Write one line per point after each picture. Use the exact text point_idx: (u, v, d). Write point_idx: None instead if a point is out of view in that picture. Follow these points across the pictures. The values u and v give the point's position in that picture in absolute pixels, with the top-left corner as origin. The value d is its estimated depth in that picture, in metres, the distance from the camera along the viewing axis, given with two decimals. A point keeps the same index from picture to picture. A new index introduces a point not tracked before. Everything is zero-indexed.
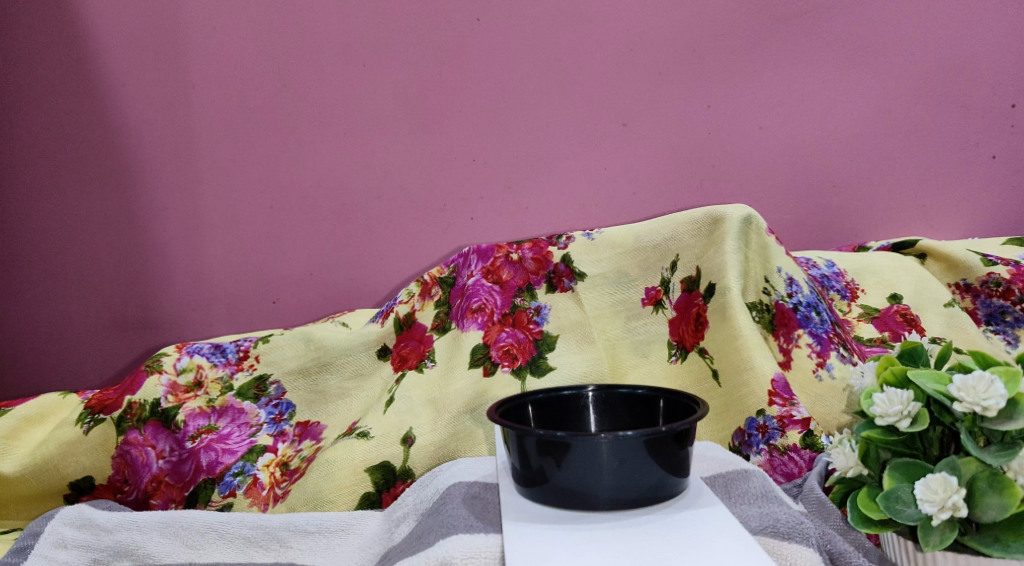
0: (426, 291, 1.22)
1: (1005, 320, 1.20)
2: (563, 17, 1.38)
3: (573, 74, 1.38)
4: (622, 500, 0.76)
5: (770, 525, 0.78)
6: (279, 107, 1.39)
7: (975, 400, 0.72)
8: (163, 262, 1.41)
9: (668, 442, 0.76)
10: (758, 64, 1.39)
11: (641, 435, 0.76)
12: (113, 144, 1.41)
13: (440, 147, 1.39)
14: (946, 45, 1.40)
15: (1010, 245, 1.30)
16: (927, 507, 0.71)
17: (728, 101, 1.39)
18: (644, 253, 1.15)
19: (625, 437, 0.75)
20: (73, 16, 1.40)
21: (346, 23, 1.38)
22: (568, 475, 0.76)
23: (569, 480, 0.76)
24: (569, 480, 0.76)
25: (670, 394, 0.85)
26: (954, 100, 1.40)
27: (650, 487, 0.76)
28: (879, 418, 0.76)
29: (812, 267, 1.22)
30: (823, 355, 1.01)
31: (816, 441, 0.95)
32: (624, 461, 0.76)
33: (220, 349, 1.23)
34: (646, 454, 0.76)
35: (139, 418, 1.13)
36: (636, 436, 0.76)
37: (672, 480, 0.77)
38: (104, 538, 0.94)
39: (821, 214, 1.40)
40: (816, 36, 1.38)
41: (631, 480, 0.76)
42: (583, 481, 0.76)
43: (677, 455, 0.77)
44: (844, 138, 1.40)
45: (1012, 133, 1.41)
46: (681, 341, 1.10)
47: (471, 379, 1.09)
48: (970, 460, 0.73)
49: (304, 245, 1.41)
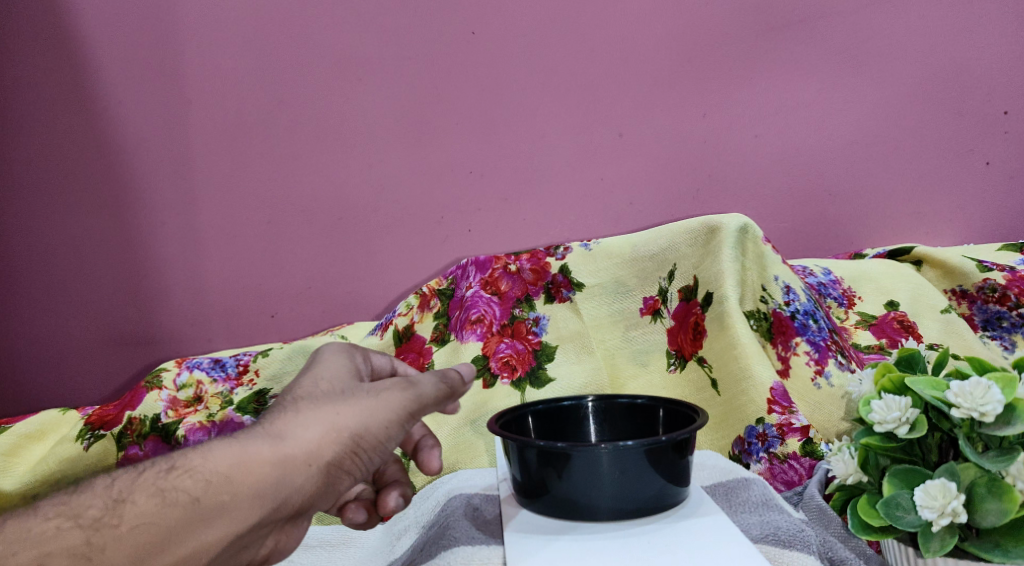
0: (425, 303, 1.20)
1: (1002, 326, 1.20)
2: (558, 30, 1.39)
3: (569, 84, 1.39)
4: (621, 510, 0.76)
5: (771, 533, 0.79)
6: (276, 122, 1.40)
7: (972, 406, 0.73)
8: (160, 279, 1.42)
9: (668, 452, 0.77)
10: (753, 73, 1.39)
11: (642, 445, 0.76)
12: (113, 160, 1.41)
13: (437, 160, 1.40)
14: (941, 53, 1.41)
15: (1006, 251, 1.31)
16: (927, 513, 0.72)
17: (724, 110, 1.40)
18: (642, 263, 1.16)
19: (627, 446, 0.75)
20: (72, 33, 1.40)
21: (342, 36, 1.39)
22: (568, 485, 0.76)
23: (570, 491, 0.76)
24: (570, 490, 0.76)
25: (670, 403, 0.85)
26: (948, 107, 1.41)
27: (651, 498, 0.76)
28: (878, 425, 0.77)
29: (809, 275, 1.23)
30: (821, 363, 1.02)
31: (815, 448, 0.96)
32: (624, 471, 0.76)
33: (220, 363, 1.21)
34: (646, 463, 0.76)
35: (139, 434, 1.14)
36: (636, 446, 0.76)
37: (673, 490, 0.77)
38: None
39: (817, 222, 1.41)
40: (810, 46, 1.40)
41: (631, 489, 0.76)
42: (584, 492, 0.76)
43: (677, 464, 0.77)
44: (839, 146, 1.40)
45: (1006, 138, 1.42)
46: (681, 350, 1.11)
47: (471, 391, 1.10)
48: (969, 466, 0.74)
49: (303, 259, 1.41)
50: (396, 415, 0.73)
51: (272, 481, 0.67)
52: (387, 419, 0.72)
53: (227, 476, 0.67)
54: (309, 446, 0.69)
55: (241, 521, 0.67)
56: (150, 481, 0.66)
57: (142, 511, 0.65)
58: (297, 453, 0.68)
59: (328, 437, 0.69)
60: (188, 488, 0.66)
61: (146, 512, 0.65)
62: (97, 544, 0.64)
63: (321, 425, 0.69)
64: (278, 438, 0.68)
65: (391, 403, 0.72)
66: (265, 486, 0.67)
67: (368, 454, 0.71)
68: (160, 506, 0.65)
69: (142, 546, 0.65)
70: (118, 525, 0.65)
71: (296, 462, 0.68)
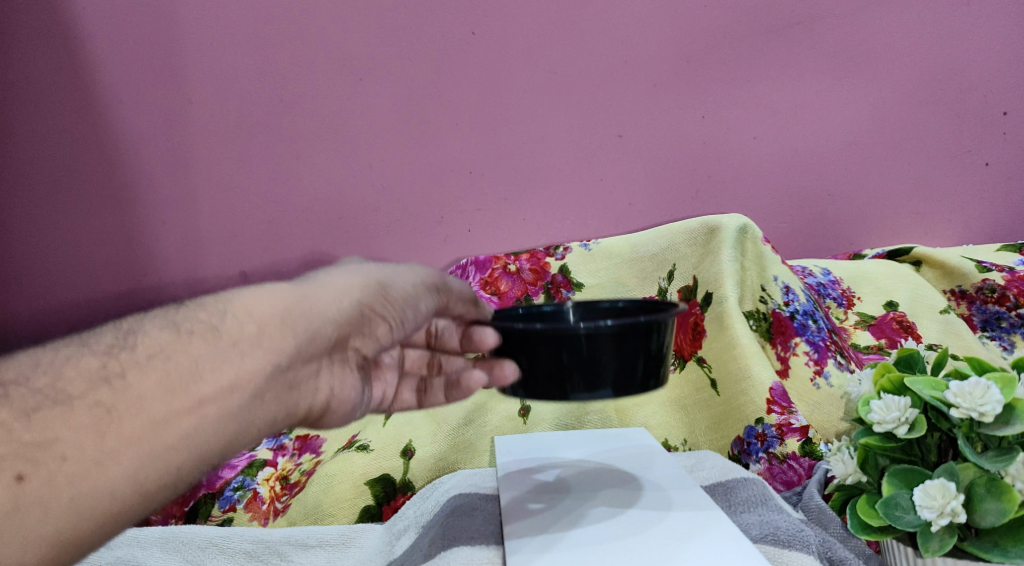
0: None
1: (1001, 326, 1.20)
2: (557, 32, 1.38)
3: (568, 85, 1.39)
4: (603, 388, 0.85)
5: (770, 533, 0.79)
6: (276, 123, 1.40)
7: (972, 406, 0.75)
8: (160, 277, 1.44)
9: (640, 331, 0.84)
10: (752, 74, 1.38)
11: (615, 327, 0.83)
12: (113, 159, 1.42)
13: (437, 160, 1.40)
14: (940, 54, 1.39)
15: (1005, 252, 1.31)
16: (927, 513, 0.74)
17: (724, 111, 1.39)
18: (642, 263, 1.16)
19: (576, 336, 0.84)
20: (71, 33, 1.40)
21: (341, 37, 1.38)
22: (554, 372, 0.85)
23: (536, 378, 0.87)
24: (556, 375, 0.85)
25: (647, 300, 0.93)
26: (947, 108, 1.41)
27: (629, 376, 0.85)
28: (878, 425, 0.79)
29: (807, 276, 1.22)
30: (821, 363, 1.02)
31: (815, 448, 0.96)
32: (601, 350, 0.84)
33: None
34: (621, 342, 0.84)
35: None
36: (610, 328, 0.83)
37: (648, 370, 0.86)
38: (107, 554, 0.95)
39: (816, 223, 1.42)
40: (809, 47, 1.38)
41: (605, 367, 0.85)
42: (568, 379, 0.85)
43: (650, 346, 0.85)
44: (838, 146, 1.40)
45: (1004, 139, 1.41)
46: (681, 351, 1.10)
47: None
48: (968, 466, 0.76)
49: (301, 258, 1.42)
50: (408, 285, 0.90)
51: (306, 314, 0.83)
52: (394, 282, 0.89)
53: (251, 310, 0.82)
54: (327, 292, 0.85)
55: (280, 346, 0.82)
56: (166, 318, 0.82)
57: (161, 337, 0.80)
58: (319, 296, 0.85)
59: (347, 287, 0.86)
60: (208, 319, 0.81)
61: (166, 339, 0.80)
62: (118, 368, 0.79)
63: (341, 275, 0.87)
64: (295, 285, 0.85)
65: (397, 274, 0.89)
66: (291, 317, 0.83)
67: (377, 312, 0.88)
68: (180, 332, 0.81)
69: (179, 370, 0.79)
70: (140, 351, 0.80)
71: (322, 300, 0.85)
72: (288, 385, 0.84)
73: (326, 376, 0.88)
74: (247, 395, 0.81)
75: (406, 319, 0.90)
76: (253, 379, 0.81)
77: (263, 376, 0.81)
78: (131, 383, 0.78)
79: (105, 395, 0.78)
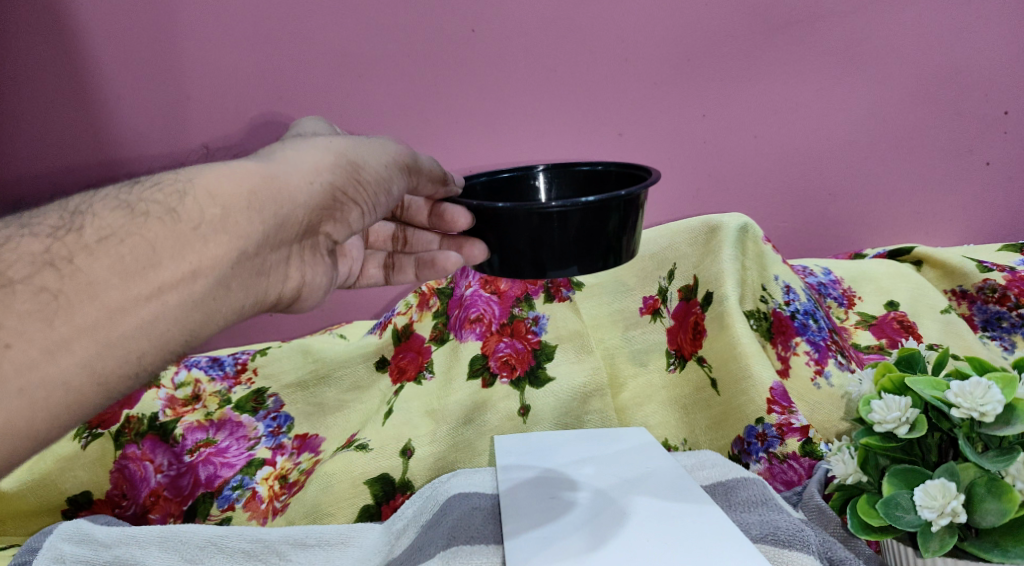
0: (424, 302, 1.21)
1: (1002, 326, 1.18)
2: (560, 25, 1.31)
3: (567, 81, 1.34)
4: (575, 262, 0.86)
5: (770, 533, 0.79)
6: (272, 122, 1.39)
7: (972, 406, 0.75)
8: None
9: (617, 207, 0.84)
10: (753, 71, 1.34)
11: (596, 201, 0.83)
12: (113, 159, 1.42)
13: (434, 159, 1.39)
14: (937, 53, 1.33)
15: (1006, 252, 1.31)
16: (927, 513, 0.74)
17: (727, 109, 1.36)
18: (643, 263, 1.16)
19: (549, 214, 0.84)
20: None
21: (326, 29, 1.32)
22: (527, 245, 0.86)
23: (508, 252, 0.87)
24: (528, 247, 0.86)
25: (620, 167, 0.95)
26: (949, 108, 1.36)
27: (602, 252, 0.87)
28: (878, 425, 0.79)
29: (809, 275, 1.24)
30: (821, 363, 1.02)
31: (815, 448, 0.96)
32: (578, 224, 0.84)
33: (218, 361, 1.23)
34: (600, 215, 0.84)
35: (137, 432, 1.13)
36: (592, 202, 0.83)
37: (619, 243, 0.87)
38: (104, 553, 0.93)
39: (816, 222, 1.43)
40: (809, 45, 1.32)
41: (580, 242, 0.85)
42: (542, 250, 0.86)
43: (624, 220, 0.86)
44: (839, 147, 1.38)
45: (1004, 138, 1.37)
46: (681, 350, 1.10)
47: (470, 391, 1.11)
48: (969, 465, 0.76)
49: None
50: (385, 162, 0.87)
51: (274, 192, 0.78)
52: (370, 160, 0.85)
53: (214, 189, 0.76)
54: (299, 168, 0.81)
55: (249, 228, 0.77)
56: (119, 196, 0.76)
57: (115, 217, 0.74)
58: (289, 174, 0.80)
59: (319, 164, 0.82)
60: (167, 200, 0.75)
61: (121, 220, 0.74)
62: (67, 251, 0.72)
63: (308, 153, 0.82)
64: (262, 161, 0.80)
65: (372, 149, 0.86)
66: (262, 196, 0.78)
67: (352, 192, 0.84)
68: (136, 214, 0.74)
69: (137, 252, 0.73)
70: (91, 234, 0.73)
71: (290, 180, 0.80)
72: (256, 270, 0.79)
73: (295, 263, 0.84)
74: (216, 278, 0.76)
75: (378, 204, 0.87)
76: (222, 262, 0.76)
77: (230, 260, 0.76)
78: (82, 267, 0.72)
79: (51, 279, 0.71)
